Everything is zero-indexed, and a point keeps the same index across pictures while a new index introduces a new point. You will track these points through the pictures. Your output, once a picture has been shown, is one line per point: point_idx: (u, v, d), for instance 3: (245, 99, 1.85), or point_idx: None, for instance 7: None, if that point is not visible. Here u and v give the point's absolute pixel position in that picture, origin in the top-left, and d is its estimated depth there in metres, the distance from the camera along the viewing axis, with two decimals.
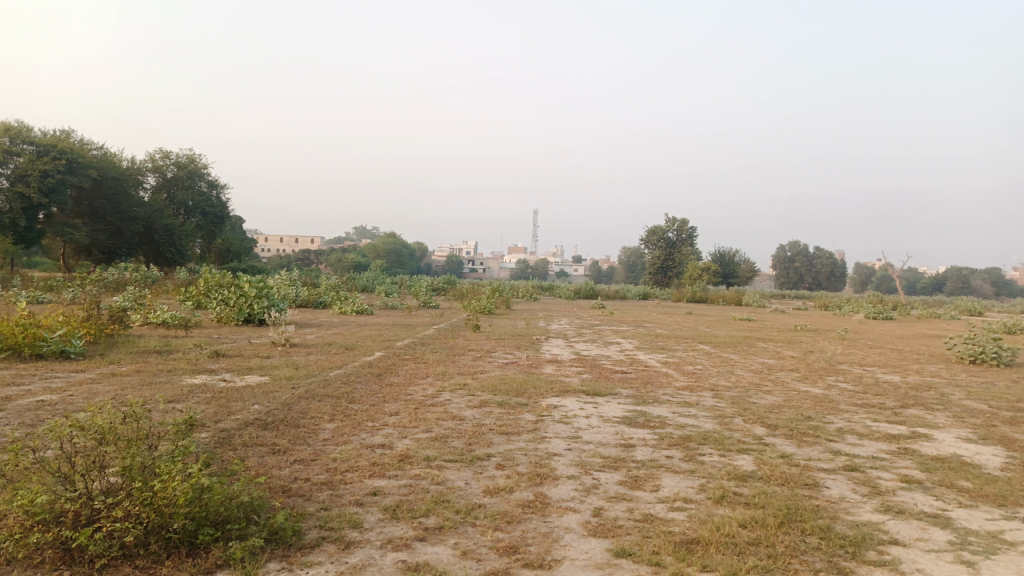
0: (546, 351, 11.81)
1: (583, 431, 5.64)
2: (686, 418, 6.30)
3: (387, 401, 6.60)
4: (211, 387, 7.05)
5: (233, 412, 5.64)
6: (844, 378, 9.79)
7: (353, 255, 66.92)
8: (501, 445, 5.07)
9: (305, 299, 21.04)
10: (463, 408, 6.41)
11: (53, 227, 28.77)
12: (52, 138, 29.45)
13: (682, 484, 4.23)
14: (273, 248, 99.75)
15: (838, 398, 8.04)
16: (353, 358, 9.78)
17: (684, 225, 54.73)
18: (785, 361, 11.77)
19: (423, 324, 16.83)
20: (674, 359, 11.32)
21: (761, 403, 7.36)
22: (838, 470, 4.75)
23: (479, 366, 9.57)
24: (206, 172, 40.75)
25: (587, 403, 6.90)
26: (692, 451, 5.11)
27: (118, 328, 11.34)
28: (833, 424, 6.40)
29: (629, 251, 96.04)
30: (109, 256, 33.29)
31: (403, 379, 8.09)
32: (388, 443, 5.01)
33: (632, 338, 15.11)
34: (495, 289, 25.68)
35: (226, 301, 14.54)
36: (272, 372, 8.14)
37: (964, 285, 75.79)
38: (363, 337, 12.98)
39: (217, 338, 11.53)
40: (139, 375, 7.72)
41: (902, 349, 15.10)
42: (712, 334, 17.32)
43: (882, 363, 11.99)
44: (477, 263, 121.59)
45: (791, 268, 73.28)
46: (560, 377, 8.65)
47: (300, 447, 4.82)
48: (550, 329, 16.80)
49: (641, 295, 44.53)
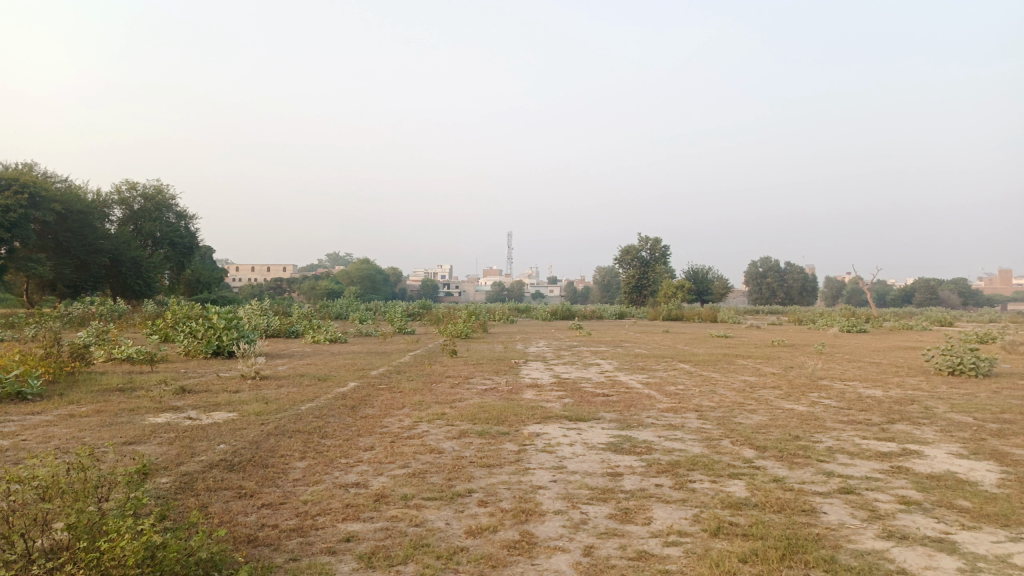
0: (525, 375, 11.57)
1: (567, 460, 5.41)
2: (672, 442, 6.10)
3: (361, 435, 6.32)
4: (176, 426, 6.71)
5: (197, 453, 5.33)
6: (827, 394, 9.67)
7: (326, 283, 66.23)
8: (483, 479, 4.82)
9: (276, 329, 20.59)
10: (441, 440, 6.14)
11: (16, 263, 28.01)
12: (14, 172, 28.79)
13: (675, 515, 4.01)
14: (245, 278, 98.57)
15: (823, 415, 7.90)
16: (326, 389, 9.45)
17: (656, 244, 55.04)
18: (766, 378, 11.66)
19: (398, 351, 16.50)
20: (655, 379, 11.14)
21: (747, 424, 7.18)
22: (834, 494, 4.56)
23: (457, 394, 9.30)
24: (174, 203, 40.14)
25: (570, 429, 6.67)
26: (682, 478, 4.90)
27: (79, 365, 10.89)
28: (821, 443, 6.23)
29: (603, 271, 96.40)
30: (74, 290, 32.47)
31: (378, 411, 7.79)
32: (362, 482, 4.73)
33: (612, 359, 14.93)
34: (471, 313, 25.43)
35: (195, 334, 14.12)
36: (240, 408, 7.80)
37: (932, 296, 77.10)
38: (337, 366, 12.64)
39: (184, 373, 11.12)
40: (99, 415, 7.34)
41: (879, 361, 15.11)
42: (691, 352, 17.20)
43: (862, 377, 11.92)
44: (451, 288, 121.28)
45: (763, 283, 74.00)
46: (540, 403, 8.42)
47: (269, 489, 4.53)
48: (528, 352, 16.56)
49: (617, 314, 44.49)
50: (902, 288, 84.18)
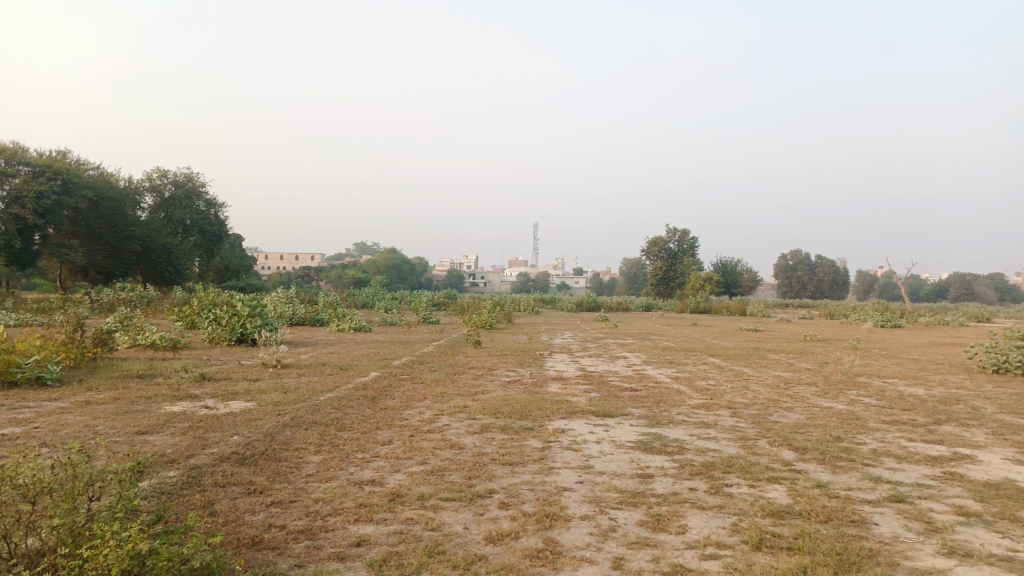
0: (550, 367, 11.28)
1: (595, 459, 5.11)
2: (705, 442, 5.77)
3: (380, 428, 6.08)
4: (191, 415, 6.55)
5: (209, 445, 5.12)
6: (866, 392, 9.24)
7: (353, 272, 66.50)
8: (504, 479, 4.54)
9: (301, 317, 20.53)
10: (461, 435, 5.88)
11: (49, 249, 28.31)
12: (47, 159, 29.08)
13: (712, 524, 3.70)
14: (273, 266, 99.56)
15: (864, 414, 7.50)
16: (347, 379, 9.24)
17: (685, 236, 54.26)
18: (801, 373, 11.24)
19: (422, 341, 16.32)
20: (685, 374, 10.78)
21: (783, 423, 6.82)
22: (883, 502, 4.22)
23: (480, 386, 9.04)
24: (204, 190, 40.37)
25: (597, 426, 6.37)
26: (717, 482, 4.59)
27: (102, 351, 10.82)
28: (866, 445, 5.87)
29: (630, 263, 95.64)
30: (106, 277, 32.84)
31: (398, 402, 7.55)
32: (378, 480, 4.48)
33: (639, 352, 14.57)
34: (496, 304, 25.21)
35: (218, 320, 14.07)
36: (258, 397, 7.62)
37: (968, 291, 75.43)
38: (360, 356, 12.47)
39: (205, 360, 11.02)
40: (115, 403, 7.20)
41: (918, 358, 14.57)
42: (721, 346, 16.79)
43: (901, 375, 11.45)
44: (477, 278, 121.39)
45: (793, 277, 72.83)
46: (566, 397, 8.12)
47: (279, 486, 4.31)
48: (553, 344, 16.29)
49: (643, 307, 43.97)
50: (937, 283, 82.26)
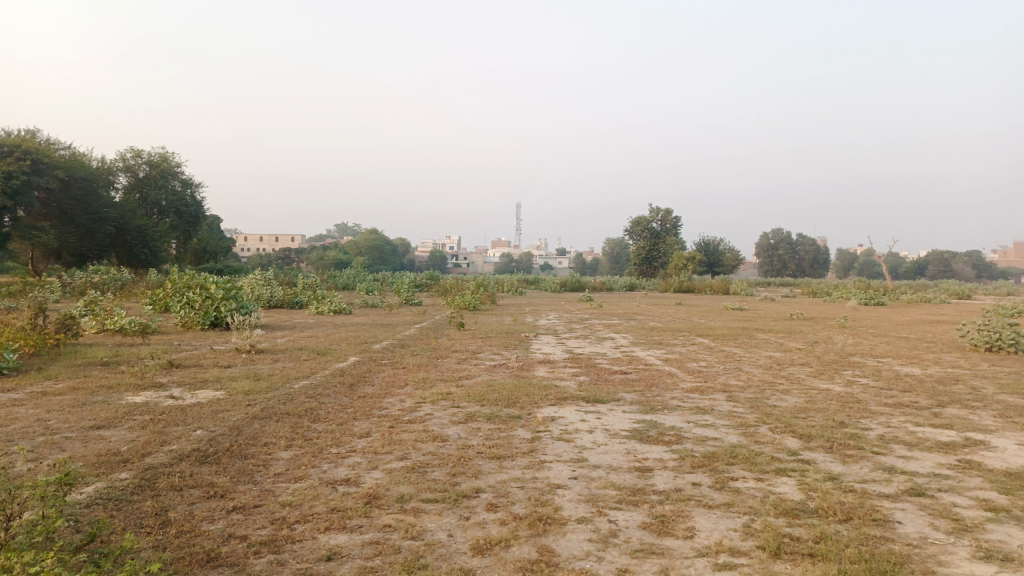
0: (537, 350, 10.91)
1: (588, 451, 4.75)
2: (705, 430, 5.42)
3: (356, 419, 5.68)
4: (154, 407, 6.09)
5: (169, 442, 4.70)
6: (862, 373, 8.96)
7: (334, 253, 65.60)
8: (492, 476, 4.16)
9: (279, 299, 19.99)
10: (444, 425, 5.49)
11: (20, 231, 27.43)
12: (16, 138, 28.07)
13: (722, 526, 3.36)
14: (253, 247, 98.36)
15: (864, 396, 7.21)
16: (324, 365, 8.79)
17: (668, 215, 53.89)
18: (793, 353, 10.95)
19: (403, 323, 15.84)
20: (675, 356, 10.42)
21: (783, 407, 6.51)
22: (903, 497, 3.90)
23: (464, 370, 8.64)
24: (180, 170, 39.39)
25: (588, 413, 6.00)
26: (722, 475, 4.24)
27: (66, 337, 10.26)
28: (872, 431, 5.55)
29: (612, 242, 95.38)
30: (80, 259, 31.96)
31: (378, 390, 7.14)
32: (353, 478, 4.09)
33: (626, 333, 14.21)
34: (479, 284, 24.76)
35: (192, 304, 13.56)
36: (229, 385, 7.17)
37: (945, 269, 76.31)
38: (339, 339, 12.04)
39: (176, 346, 10.52)
40: (74, 393, 6.71)
41: (908, 337, 14.34)
42: (708, 326, 16.52)
43: (894, 354, 11.18)
44: (460, 259, 120.69)
45: (774, 255, 73.14)
46: (554, 381, 7.74)
47: (243, 488, 3.90)
48: (538, 325, 15.93)
49: (627, 286, 43.71)
50: (916, 260, 82.98)
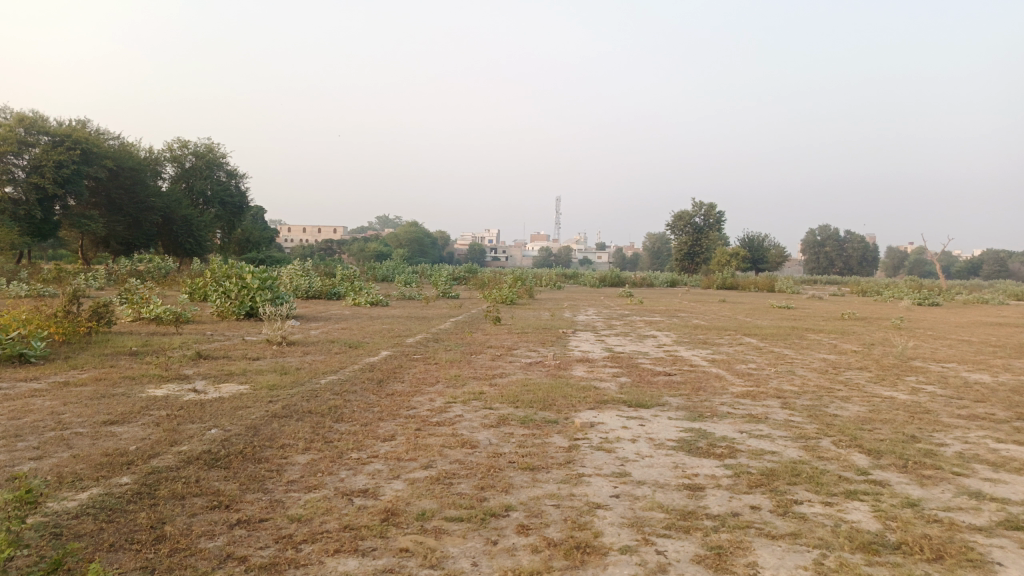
0: (575, 347, 10.45)
1: (631, 464, 4.30)
2: (759, 442, 4.92)
3: (382, 420, 5.33)
4: (174, 400, 5.83)
5: (180, 441, 4.40)
6: (926, 379, 8.29)
7: (376, 245, 65.79)
8: (523, 491, 3.74)
9: (317, 290, 19.85)
10: (474, 429, 5.09)
11: (70, 219, 27.96)
12: (67, 128, 28.51)
13: (788, 563, 2.89)
14: (296, 238, 99.78)
15: (933, 406, 6.61)
16: (354, 359, 8.48)
17: (712, 210, 52.72)
18: (848, 356, 10.30)
19: (439, 317, 15.52)
20: (722, 357, 9.85)
21: (844, 416, 5.95)
22: (998, 531, 3.37)
23: (498, 368, 8.23)
24: (225, 161, 39.74)
25: (630, 419, 5.54)
26: (783, 497, 3.76)
27: (98, 325, 10.14)
28: (948, 447, 5.00)
29: (653, 237, 93.88)
30: (127, 248, 32.50)
31: (407, 387, 6.79)
32: (371, 490, 3.72)
33: (669, 331, 13.63)
34: (518, 278, 24.34)
35: (227, 293, 13.43)
36: (253, 379, 6.88)
37: (1002, 269, 73.27)
38: (372, 332, 11.75)
39: (208, 336, 10.34)
40: (95, 385, 6.49)
41: (971, 340, 13.47)
42: (755, 324, 15.82)
43: (959, 359, 10.41)
44: (499, 252, 120.52)
45: (821, 252, 71.23)
46: (592, 382, 7.28)
47: (251, 498, 3.55)
48: (578, 321, 15.45)
49: (668, 282, 42.86)
50: (970, 259, 79.91)
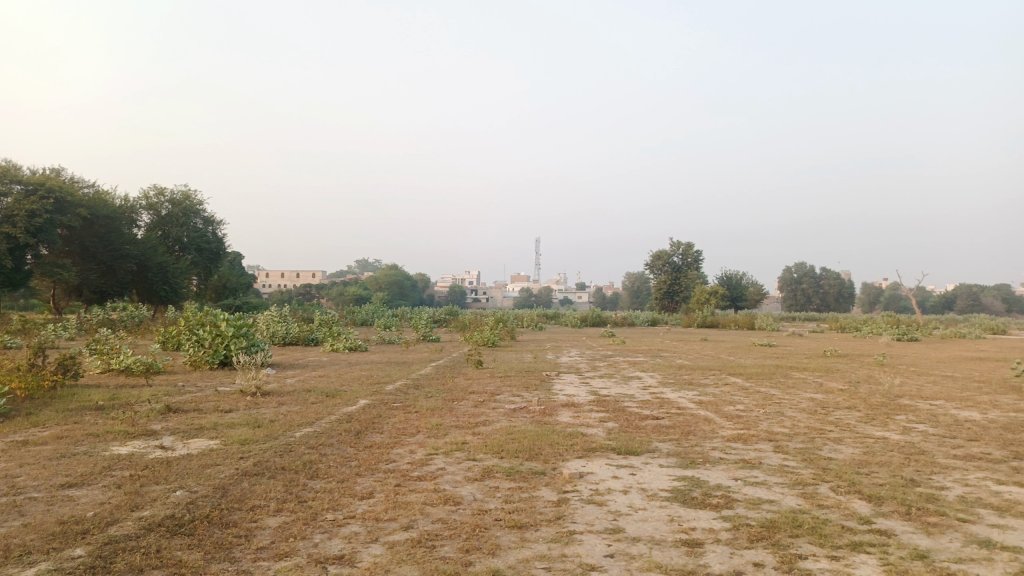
0: (559, 391, 10.21)
1: (624, 519, 4.07)
2: (756, 490, 4.72)
3: (359, 475, 5.05)
4: (139, 459, 5.51)
5: (142, 506, 4.11)
6: (917, 418, 8.15)
7: (355, 289, 65.34)
8: (511, 552, 3.49)
9: (295, 336, 19.47)
10: (457, 484, 4.84)
11: (42, 269, 27.41)
12: (41, 177, 28.14)
13: None
14: (275, 284, 98.99)
15: (928, 446, 6.45)
16: (331, 409, 8.17)
17: (689, 249, 53.15)
18: (836, 395, 10.16)
19: (419, 361, 15.23)
20: (709, 398, 9.64)
21: (839, 460, 5.77)
22: None
23: (482, 415, 7.96)
24: (201, 208, 39.45)
25: (620, 468, 5.32)
26: (787, 552, 3.55)
27: (64, 378, 9.73)
28: (949, 491, 4.83)
29: (633, 276, 94.39)
30: (100, 297, 31.88)
31: (387, 438, 6.51)
32: (347, 556, 3.45)
33: (653, 371, 13.46)
34: (499, 320, 24.12)
35: (201, 342, 13.05)
36: (225, 434, 6.57)
37: (974, 302, 74.43)
38: (351, 379, 11.44)
39: (180, 387, 9.96)
40: (56, 443, 6.14)
41: (955, 376, 13.43)
42: (739, 363, 15.70)
43: (946, 396, 10.28)
44: (479, 294, 120.32)
45: (798, 289, 71.95)
46: (579, 429, 7.04)
47: (216, 568, 3.27)
48: (561, 363, 15.22)
49: (649, 321, 42.87)
50: (943, 294, 81.15)
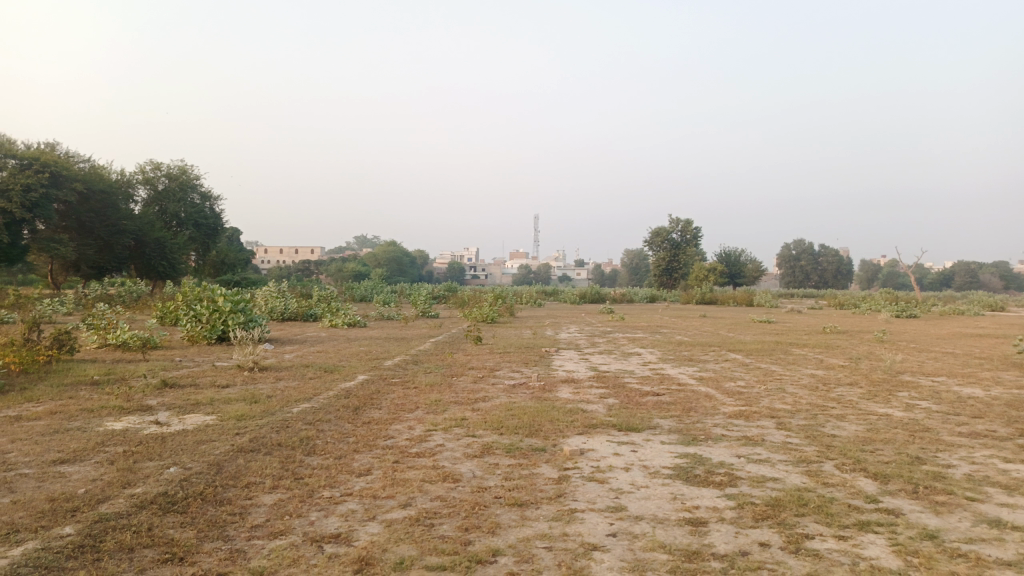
0: (559, 367, 10.13)
1: (626, 497, 3.99)
2: (759, 468, 4.64)
3: (357, 452, 4.97)
4: (133, 434, 5.42)
5: (135, 483, 4.02)
6: (919, 395, 8.08)
7: (354, 265, 65.18)
8: (512, 531, 3.41)
9: (293, 312, 19.37)
10: (456, 461, 4.75)
11: (39, 244, 27.23)
12: (35, 150, 27.82)
13: None
14: (273, 260, 98.77)
15: (932, 424, 6.37)
16: (329, 384, 8.09)
17: (689, 226, 52.95)
18: (837, 372, 10.09)
19: (418, 337, 15.16)
20: (710, 374, 9.56)
21: (843, 437, 5.69)
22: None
23: (481, 391, 7.87)
24: (199, 183, 39.14)
25: (622, 446, 5.24)
26: (792, 531, 3.48)
27: (60, 353, 9.64)
28: (956, 468, 4.76)
29: (632, 253, 94.16)
30: (98, 272, 31.73)
31: (385, 414, 6.44)
32: (343, 534, 3.37)
33: (653, 348, 13.37)
34: (498, 296, 24.01)
35: (198, 317, 12.96)
36: (222, 409, 6.48)
37: (972, 280, 74.38)
38: (349, 355, 11.37)
39: (176, 362, 9.87)
40: (49, 419, 6.05)
41: (956, 352, 13.36)
42: (739, 339, 15.63)
43: (948, 372, 10.23)
44: (477, 270, 120.16)
45: (796, 266, 71.88)
46: (579, 405, 6.96)
47: (209, 547, 3.19)
48: (560, 339, 15.16)
49: (648, 298, 42.80)
50: (942, 271, 81.06)
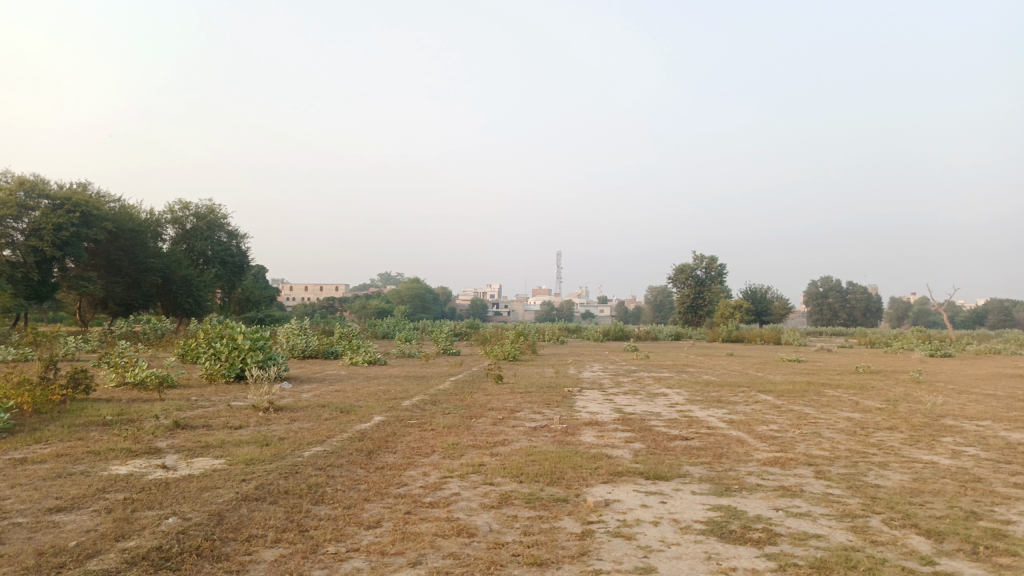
0: (582, 408, 9.77)
1: (655, 556, 3.67)
2: (800, 523, 4.28)
3: (367, 501, 4.69)
4: (137, 480, 5.20)
5: (129, 536, 3.77)
6: (965, 441, 7.61)
7: (378, 303, 65.30)
8: None
9: (314, 349, 19.23)
10: (472, 512, 4.45)
11: (68, 282, 27.50)
12: (68, 191, 28.28)
13: None
14: (297, 298, 99.49)
15: (984, 473, 5.93)
16: (344, 426, 7.83)
17: (713, 262, 52.45)
18: (875, 415, 9.61)
19: (438, 376, 14.87)
20: (740, 417, 9.14)
21: (887, 488, 5.30)
22: None
23: (500, 434, 7.55)
24: (226, 222, 39.53)
25: (650, 496, 4.91)
26: None
27: (75, 393, 9.50)
28: (1017, 525, 4.35)
29: (656, 290, 93.42)
30: (125, 309, 31.98)
31: (400, 459, 6.16)
32: None
33: (679, 388, 12.94)
34: (520, 333, 23.69)
35: (217, 355, 12.83)
36: (231, 453, 6.25)
37: (1007, 318, 72.46)
38: (367, 394, 11.11)
39: (192, 402, 9.68)
40: (54, 462, 5.85)
41: (998, 394, 12.76)
42: (769, 379, 15.14)
43: (993, 416, 9.71)
44: (500, 308, 119.93)
45: (824, 304, 70.71)
46: (604, 450, 6.61)
47: None
48: (583, 378, 14.79)
49: (673, 335, 42.20)
50: (975, 309, 79.20)
